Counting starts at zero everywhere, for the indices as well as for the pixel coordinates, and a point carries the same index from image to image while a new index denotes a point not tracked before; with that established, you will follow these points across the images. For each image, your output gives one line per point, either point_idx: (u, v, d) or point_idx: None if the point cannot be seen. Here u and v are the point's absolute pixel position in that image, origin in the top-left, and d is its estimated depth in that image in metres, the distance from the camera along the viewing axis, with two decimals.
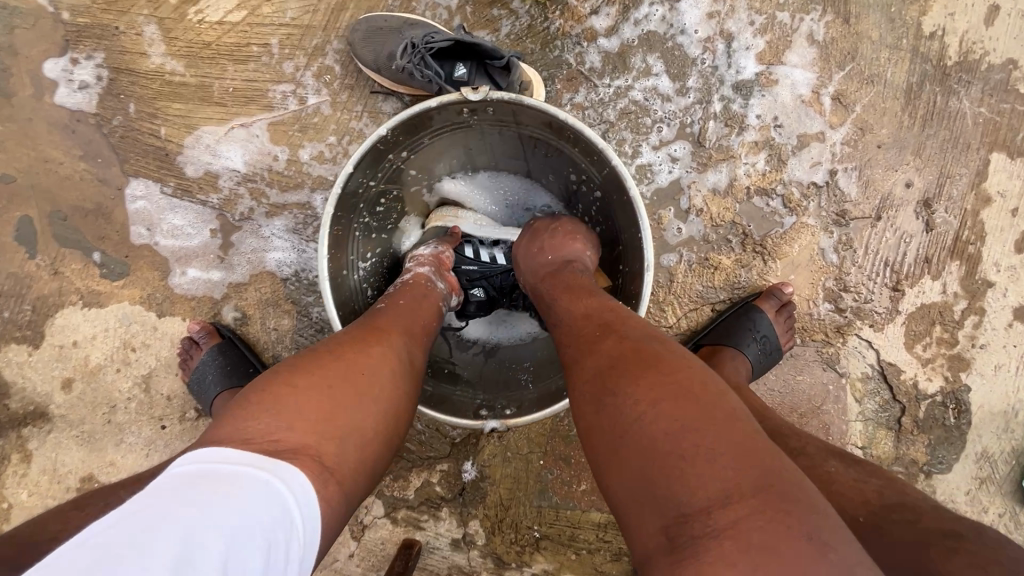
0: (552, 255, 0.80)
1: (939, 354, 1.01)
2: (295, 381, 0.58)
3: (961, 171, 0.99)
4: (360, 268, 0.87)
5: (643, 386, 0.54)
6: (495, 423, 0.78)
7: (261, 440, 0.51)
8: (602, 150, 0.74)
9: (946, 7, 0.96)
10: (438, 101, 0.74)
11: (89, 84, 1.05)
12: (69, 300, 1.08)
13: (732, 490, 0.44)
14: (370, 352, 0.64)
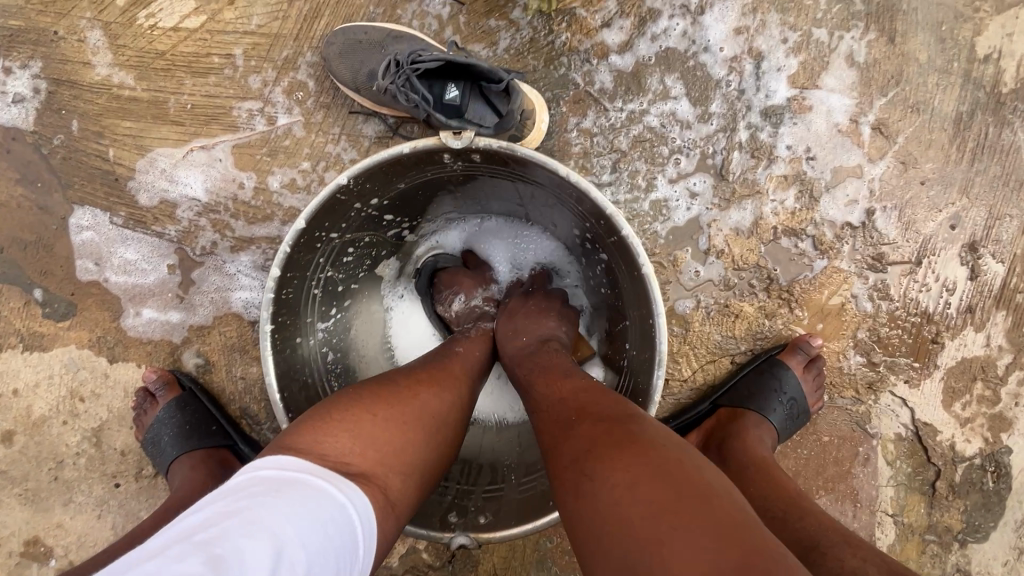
0: (533, 325, 0.72)
1: (979, 413, 0.92)
2: (374, 408, 0.55)
3: (1012, 212, 0.88)
4: (320, 329, 0.76)
5: (617, 466, 0.47)
6: (463, 540, 0.69)
7: (337, 461, 0.49)
8: (611, 216, 0.63)
9: (1003, 26, 0.85)
10: (413, 147, 0.61)
11: (25, 97, 0.91)
12: (8, 344, 0.95)
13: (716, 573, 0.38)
14: (442, 390, 0.62)
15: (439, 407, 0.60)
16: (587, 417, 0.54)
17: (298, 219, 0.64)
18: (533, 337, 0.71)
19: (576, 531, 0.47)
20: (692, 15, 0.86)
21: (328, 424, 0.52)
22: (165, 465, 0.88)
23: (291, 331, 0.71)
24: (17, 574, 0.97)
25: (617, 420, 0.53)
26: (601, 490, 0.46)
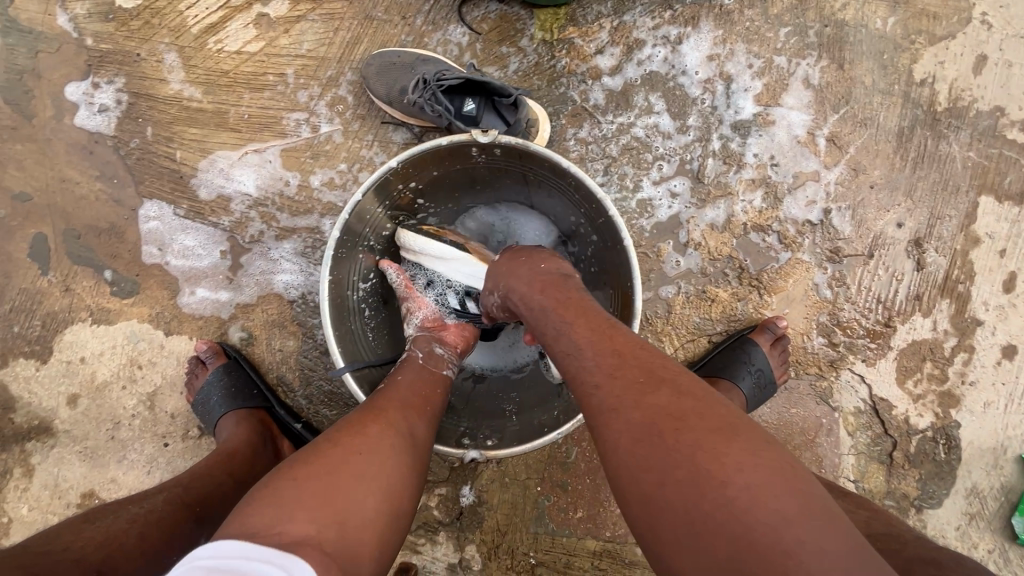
0: (549, 279, 0.72)
1: (929, 390, 1.03)
2: (298, 470, 0.55)
3: (950, 213, 1.02)
4: (361, 286, 0.90)
5: (724, 459, 0.49)
6: (475, 454, 0.80)
7: (262, 535, 0.47)
8: (601, 200, 0.78)
9: (936, 55, 1.01)
10: (448, 141, 0.77)
11: (109, 107, 1.08)
12: (79, 317, 1.10)
13: None
14: (370, 433, 0.61)
15: (373, 446, 0.59)
16: (667, 388, 0.56)
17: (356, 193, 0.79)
18: (556, 289, 0.70)
19: (665, 508, 0.50)
20: (672, 44, 1.02)
21: (254, 503, 0.51)
22: (213, 422, 1.01)
23: (339, 285, 0.85)
24: None
25: (701, 400, 0.54)
26: (704, 476, 0.48)
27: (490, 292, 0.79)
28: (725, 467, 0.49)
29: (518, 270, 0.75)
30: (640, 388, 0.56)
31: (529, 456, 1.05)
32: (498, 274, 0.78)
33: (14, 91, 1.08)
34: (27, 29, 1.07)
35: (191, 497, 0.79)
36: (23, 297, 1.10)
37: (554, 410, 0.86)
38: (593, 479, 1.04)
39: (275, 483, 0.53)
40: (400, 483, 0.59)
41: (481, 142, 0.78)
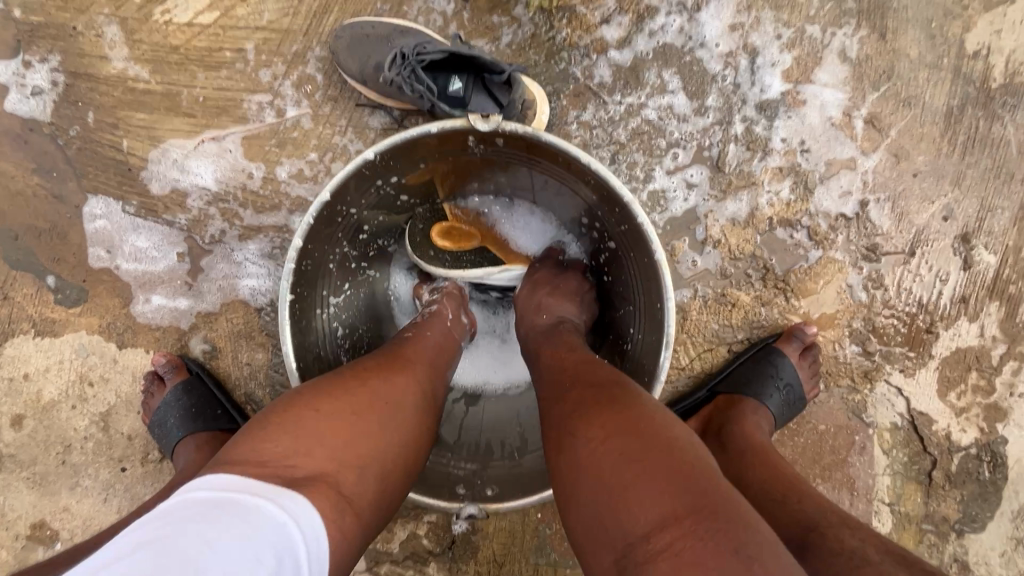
0: (549, 301, 0.75)
1: (973, 403, 0.93)
2: (316, 404, 0.53)
3: (1002, 205, 0.90)
4: (331, 302, 0.77)
5: (594, 422, 0.51)
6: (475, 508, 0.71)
7: (275, 466, 0.47)
8: (625, 202, 0.65)
9: (991, 23, 0.88)
10: (438, 128, 0.65)
11: (43, 90, 0.94)
12: (21, 329, 0.98)
13: (669, 515, 0.42)
14: (397, 380, 0.60)
15: (394, 398, 0.57)
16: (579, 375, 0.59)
17: (323, 191, 0.67)
18: (541, 301, 0.75)
19: (555, 475, 0.52)
20: (689, 12, 0.88)
21: (268, 432, 0.50)
22: (170, 449, 0.90)
23: (305, 303, 0.73)
24: (23, 557, 0.99)
25: (600, 382, 0.57)
26: (578, 434, 0.51)
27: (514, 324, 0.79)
28: (597, 410, 0.52)
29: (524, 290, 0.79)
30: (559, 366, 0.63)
31: None
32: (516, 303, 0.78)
33: None
34: None
35: None
36: None
37: None
38: None
39: (294, 411, 0.52)
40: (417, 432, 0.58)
41: (479, 130, 0.66)
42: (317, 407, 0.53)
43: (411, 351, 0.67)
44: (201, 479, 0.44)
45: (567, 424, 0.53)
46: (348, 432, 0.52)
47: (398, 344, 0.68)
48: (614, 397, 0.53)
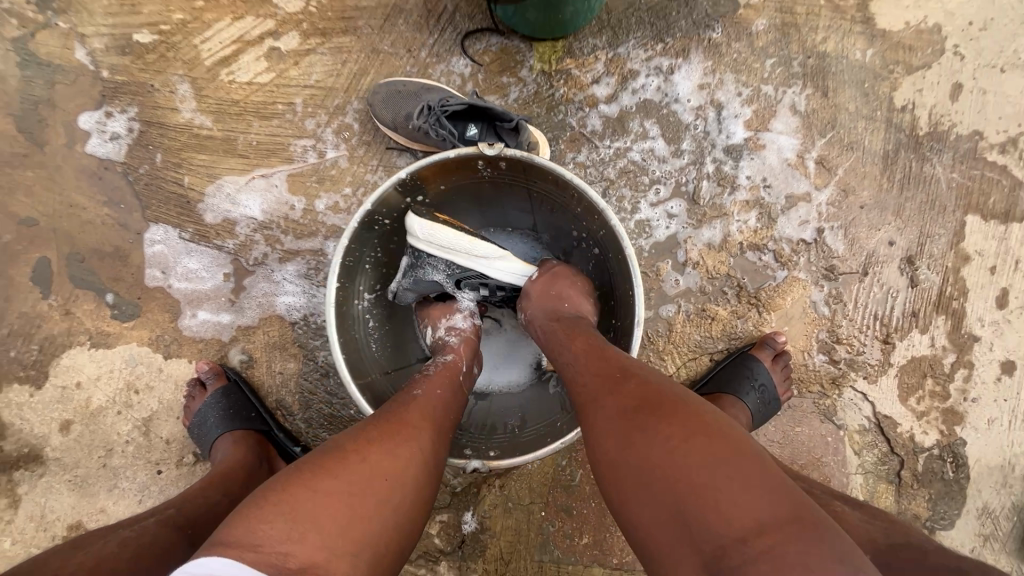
0: (564, 304, 0.84)
1: (932, 407, 1.04)
2: (317, 484, 0.57)
3: (939, 232, 1.05)
4: (366, 296, 0.91)
5: (670, 426, 0.57)
6: (478, 463, 0.79)
7: (264, 553, 0.51)
8: (602, 211, 0.81)
9: (914, 84, 1.06)
10: (455, 153, 0.80)
11: (120, 135, 1.11)
12: (78, 341, 1.09)
13: (764, 521, 0.48)
14: (395, 453, 0.64)
15: (394, 474, 0.62)
16: (634, 378, 0.66)
17: (365, 203, 0.82)
18: (561, 309, 0.83)
19: (622, 474, 0.58)
20: (665, 74, 1.07)
21: (265, 512, 0.54)
22: (208, 445, 1.00)
23: (345, 295, 0.86)
24: None
25: (656, 391, 0.63)
26: (653, 438, 0.57)
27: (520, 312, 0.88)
28: (668, 424, 0.57)
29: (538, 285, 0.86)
30: (603, 374, 0.68)
31: (532, 479, 1.03)
32: (529, 294, 0.86)
33: (28, 121, 1.11)
34: (46, 62, 1.11)
35: (183, 521, 0.74)
36: (22, 321, 1.09)
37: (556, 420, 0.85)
38: (598, 502, 1.02)
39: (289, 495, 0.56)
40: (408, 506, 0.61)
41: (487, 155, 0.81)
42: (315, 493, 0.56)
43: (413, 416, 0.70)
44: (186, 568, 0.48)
45: (638, 439, 0.58)
46: (345, 516, 0.56)
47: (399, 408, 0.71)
48: (679, 408, 0.60)
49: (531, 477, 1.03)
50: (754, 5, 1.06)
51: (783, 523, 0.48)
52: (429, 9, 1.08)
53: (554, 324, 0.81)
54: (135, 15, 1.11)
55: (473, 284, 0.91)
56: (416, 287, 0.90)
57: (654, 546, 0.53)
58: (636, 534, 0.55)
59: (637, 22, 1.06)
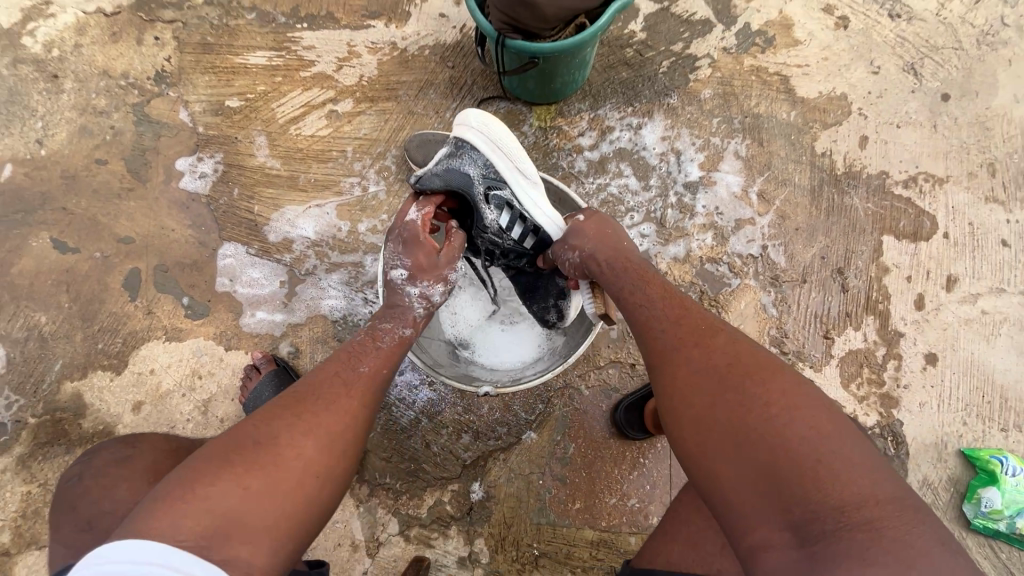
0: (621, 254, 0.96)
1: (871, 392, 1.22)
2: (239, 476, 0.66)
3: (862, 248, 1.30)
4: None
5: (770, 396, 0.67)
6: (489, 387, 1.01)
7: (186, 534, 0.60)
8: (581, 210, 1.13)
9: (830, 136, 1.36)
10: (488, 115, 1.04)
11: (207, 174, 1.41)
12: (155, 335, 1.32)
13: (867, 499, 0.57)
14: (322, 435, 0.73)
15: (314, 462, 0.71)
16: (726, 344, 0.76)
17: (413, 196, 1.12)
18: (630, 264, 0.94)
19: (715, 424, 0.68)
20: (635, 129, 1.37)
21: (183, 503, 0.62)
22: None
23: None
24: None
25: (754, 361, 0.72)
26: (753, 402, 0.67)
27: (570, 249, 1.00)
28: (766, 392, 0.67)
29: (593, 227, 1.00)
30: (700, 340, 0.77)
31: (531, 452, 1.20)
32: (586, 235, 0.99)
33: (136, 164, 1.42)
34: (156, 121, 1.44)
35: None
36: (112, 319, 1.33)
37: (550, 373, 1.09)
38: (588, 472, 1.19)
39: (216, 478, 0.65)
40: (337, 473, 0.73)
41: None
42: (246, 484, 0.66)
43: (346, 401, 0.79)
44: (108, 551, 0.57)
45: (746, 405, 0.67)
46: (265, 501, 0.66)
47: (337, 389, 0.80)
48: (777, 381, 0.69)
49: (530, 451, 1.20)
50: (701, 80, 1.39)
51: (884, 504, 0.56)
52: (453, 83, 1.42)
53: (624, 271, 0.92)
54: (228, 87, 1.45)
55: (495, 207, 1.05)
56: (446, 176, 1.05)
57: (741, 498, 0.63)
58: (724, 485, 0.65)
59: (612, 91, 1.39)
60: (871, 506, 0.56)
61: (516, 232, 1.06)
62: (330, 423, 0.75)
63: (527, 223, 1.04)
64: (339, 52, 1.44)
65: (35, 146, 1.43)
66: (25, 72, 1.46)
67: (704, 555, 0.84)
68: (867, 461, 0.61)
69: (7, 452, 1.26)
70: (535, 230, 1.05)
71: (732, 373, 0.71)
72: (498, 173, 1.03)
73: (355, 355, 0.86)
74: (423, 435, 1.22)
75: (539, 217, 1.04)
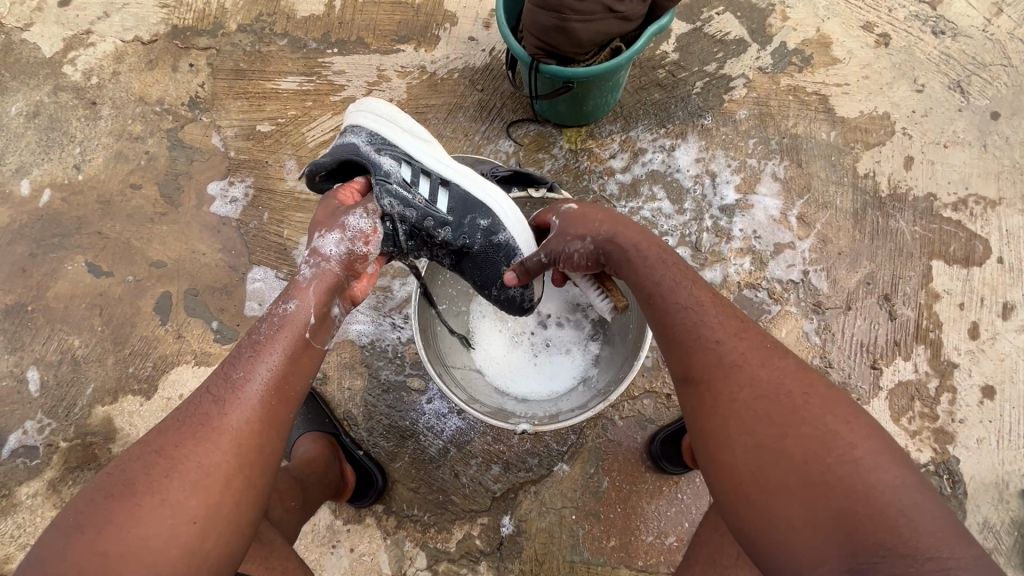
0: (642, 234, 0.90)
1: (924, 427, 1.16)
2: (93, 534, 0.65)
3: (910, 274, 1.24)
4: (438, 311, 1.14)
5: (845, 431, 0.64)
6: (526, 425, 0.98)
7: None
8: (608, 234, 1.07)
9: (872, 157, 1.31)
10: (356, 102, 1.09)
11: (238, 198, 1.42)
12: (185, 359, 1.33)
13: (945, 549, 0.55)
14: (186, 472, 0.69)
15: (172, 498, 0.67)
16: (792, 367, 0.72)
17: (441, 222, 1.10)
18: (661, 253, 0.87)
19: (780, 450, 0.65)
20: (668, 151, 1.33)
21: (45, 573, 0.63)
22: (291, 443, 1.17)
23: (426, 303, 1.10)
24: None
25: (821, 392, 0.69)
26: (828, 438, 0.64)
27: (578, 236, 0.92)
28: (839, 426, 0.65)
29: (595, 212, 0.94)
30: (769, 363, 0.72)
31: (564, 485, 1.16)
32: (596, 220, 0.92)
33: (169, 188, 1.44)
34: (189, 146, 1.46)
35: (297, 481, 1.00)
36: (143, 343, 1.34)
37: (585, 403, 1.04)
38: (624, 507, 1.14)
39: (69, 547, 0.64)
40: (214, 496, 0.69)
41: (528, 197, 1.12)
42: (105, 549, 0.64)
43: (222, 426, 0.73)
44: None
45: (825, 443, 0.63)
46: (123, 554, 0.64)
47: (205, 417, 0.73)
48: (849, 417, 0.66)
49: (563, 483, 1.16)
50: (736, 100, 1.35)
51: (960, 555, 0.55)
52: (483, 106, 1.41)
53: (662, 268, 0.85)
54: (259, 111, 1.46)
55: (396, 159, 0.98)
56: (333, 153, 0.98)
57: (800, 537, 0.60)
58: (783, 520, 0.62)
59: (644, 113, 1.36)
60: (946, 552, 0.55)
61: (425, 188, 0.99)
62: (202, 457, 0.70)
63: (433, 177, 1.00)
64: (369, 76, 1.45)
65: (72, 171, 1.46)
66: (65, 99, 1.50)
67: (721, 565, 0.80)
68: (941, 508, 0.59)
69: (38, 476, 1.26)
70: (441, 182, 1.00)
71: (805, 406, 0.67)
72: (384, 138, 1.00)
73: (233, 362, 0.79)
74: (452, 465, 1.19)
75: (444, 170, 1.01)
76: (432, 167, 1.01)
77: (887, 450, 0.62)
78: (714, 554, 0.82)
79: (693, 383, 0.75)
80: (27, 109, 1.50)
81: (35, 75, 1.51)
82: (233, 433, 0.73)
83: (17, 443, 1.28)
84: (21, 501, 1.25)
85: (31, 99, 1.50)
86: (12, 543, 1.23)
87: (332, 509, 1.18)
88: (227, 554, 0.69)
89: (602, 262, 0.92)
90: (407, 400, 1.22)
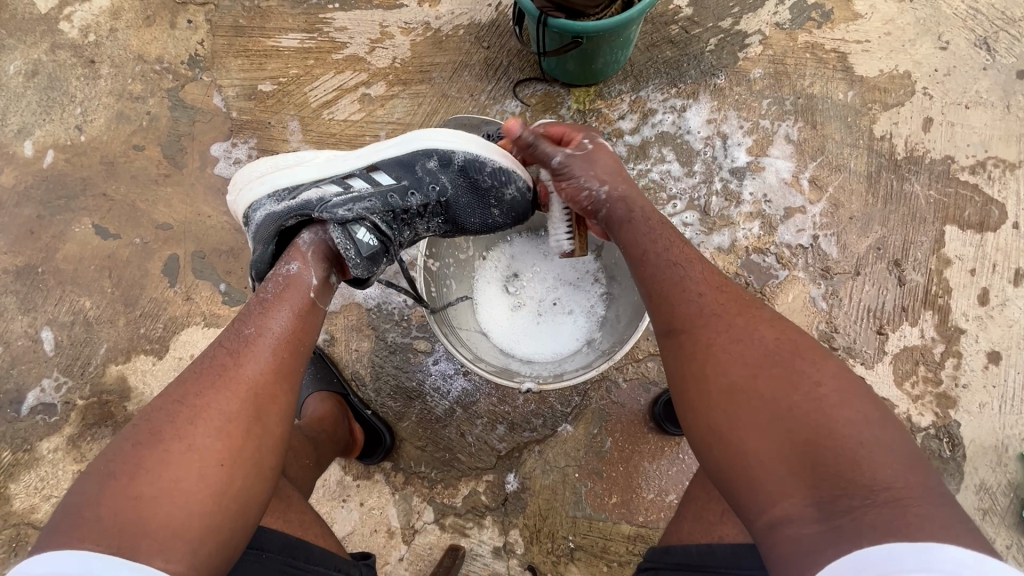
0: (649, 203, 0.94)
1: (926, 392, 1.16)
2: (124, 476, 0.66)
3: (922, 239, 1.22)
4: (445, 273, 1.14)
5: (812, 375, 0.65)
6: (532, 383, 0.99)
7: (89, 538, 0.60)
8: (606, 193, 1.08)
9: (890, 118, 1.27)
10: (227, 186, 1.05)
11: (241, 160, 1.40)
12: (194, 321, 1.35)
13: (901, 480, 0.56)
14: (209, 417, 0.71)
15: (196, 440, 0.69)
16: (767, 318, 0.74)
17: None
18: (659, 219, 0.90)
19: (749, 393, 0.66)
20: (679, 112, 1.30)
21: (81, 518, 0.62)
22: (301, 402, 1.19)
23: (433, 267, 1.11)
24: None
25: (794, 340, 0.70)
26: (797, 381, 0.65)
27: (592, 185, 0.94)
28: (809, 370, 0.66)
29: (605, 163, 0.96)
30: (745, 313, 0.74)
31: (568, 444, 1.19)
32: (610, 172, 0.95)
33: (172, 149, 1.42)
34: (191, 106, 1.43)
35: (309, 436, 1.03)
36: (153, 304, 1.36)
37: (588, 362, 1.05)
38: (627, 467, 1.17)
39: (104, 491, 0.64)
40: (241, 438, 0.72)
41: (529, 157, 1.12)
42: (139, 492, 0.64)
43: (237, 376, 0.75)
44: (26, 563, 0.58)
45: (792, 386, 0.65)
46: (157, 493, 0.65)
47: (223, 367, 0.76)
48: (817, 361, 0.67)
49: (566, 443, 1.19)
50: (751, 58, 1.31)
51: (914, 487, 0.56)
52: (488, 65, 1.37)
53: (661, 228, 0.88)
54: (260, 70, 1.43)
55: (310, 190, 0.94)
56: (257, 237, 0.94)
57: (768, 473, 0.61)
58: (754, 461, 0.62)
59: (655, 72, 1.31)
60: (903, 484, 0.56)
61: (361, 184, 0.97)
62: (218, 403, 0.73)
63: (358, 173, 0.97)
64: (372, 33, 1.40)
65: (75, 131, 1.44)
66: (63, 57, 1.47)
67: (709, 521, 0.82)
68: (902, 447, 0.60)
69: (58, 432, 1.30)
70: (368, 170, 0.97)
71: (778, 352, 0.69)
72: (288, 187, 0.97)
73: (245, 318, 0.82)
74: (457, 425, 1.22)
75: (361, 160, 0.99)
76: (353, 165, 0.98)
77: (854, 391, 0.63)
78: (705, 510, 0.85)
79: (672, 333, 0.77)
80: (25, 68, 1.47)
81: (32, 32, 1.48)
82: (249, 384, 0.75)
83: (36, 400, 1.32)
84: (43, 455, 1.30)
85: (29, 56, 1.47)
86: (36, 495, 1.28)
87: (342, 466, 1.22)
88: (255, 497, 0.71)
89: (599, 213, 0.94)
90: (413, 362, 1.24)
